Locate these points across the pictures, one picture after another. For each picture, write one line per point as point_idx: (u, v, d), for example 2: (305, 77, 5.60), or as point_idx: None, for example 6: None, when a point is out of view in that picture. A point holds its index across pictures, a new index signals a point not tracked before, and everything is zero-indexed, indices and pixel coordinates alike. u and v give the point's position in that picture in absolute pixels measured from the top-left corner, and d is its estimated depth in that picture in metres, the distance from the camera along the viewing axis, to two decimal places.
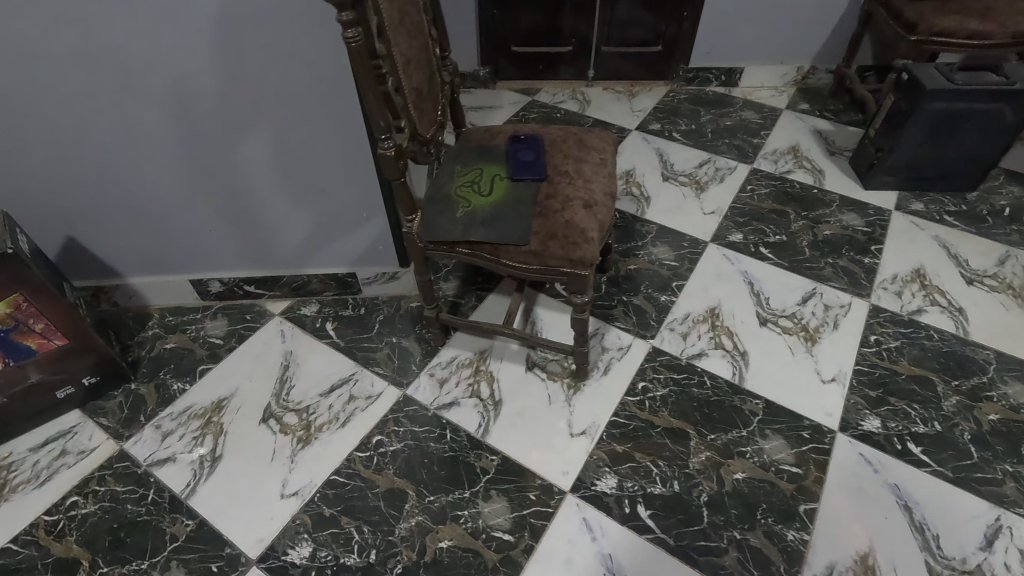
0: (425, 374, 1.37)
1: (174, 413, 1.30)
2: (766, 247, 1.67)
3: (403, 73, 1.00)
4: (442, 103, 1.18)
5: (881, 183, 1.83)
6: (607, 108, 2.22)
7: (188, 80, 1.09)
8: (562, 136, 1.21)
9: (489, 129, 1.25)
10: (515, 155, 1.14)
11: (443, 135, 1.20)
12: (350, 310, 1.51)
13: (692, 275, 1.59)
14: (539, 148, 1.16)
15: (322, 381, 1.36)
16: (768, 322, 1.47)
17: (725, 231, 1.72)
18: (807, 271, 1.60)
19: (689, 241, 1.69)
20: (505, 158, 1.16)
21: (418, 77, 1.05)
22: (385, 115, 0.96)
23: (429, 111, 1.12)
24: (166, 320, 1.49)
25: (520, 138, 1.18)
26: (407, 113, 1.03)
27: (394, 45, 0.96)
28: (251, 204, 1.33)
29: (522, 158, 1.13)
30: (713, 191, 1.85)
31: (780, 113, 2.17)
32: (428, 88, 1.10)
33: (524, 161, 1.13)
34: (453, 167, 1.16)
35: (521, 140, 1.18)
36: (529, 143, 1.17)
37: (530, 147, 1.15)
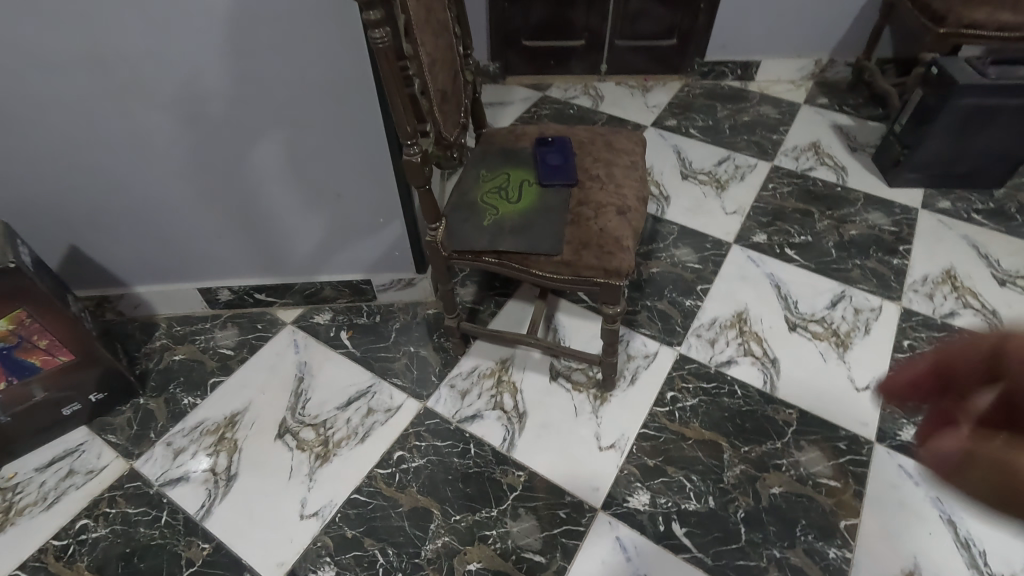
0: (445, 385, 1.32)
1: (185, 429, 1.25)
2: (791, 248, 1.62)
3: (428, 74, 0.94)
4: (465, 104, 1.13)
5: (906, 180, 1.78)
6: (620, 104, 2.16)
7: (199, 82, 1.03)
8: (589, 138, 1.16)
9: (513, 131, 1.20)
10: (543, 159, 1.09)
11: (466, 138, 1.14)
12: (366, 319, 1.46)
13: (716, 278, 1.54)
14: (568, 150, 1.10)
15: (338, 394, 1.31)
16: (797, 327, 1.43)
17: (748, 231, 1.67)
18: (835, 273, 1.55)
19: (712, 242, 1.64)
20: (532, 161, 1.10)
21: (443, 78, 1.00)
22: (411, 119, 0.91)
23: (453, 114, 1.06)
24: (174, 330, 1.44)
25: (548, 139, 1.13)
26: (432, 117, 0.98)
27: (420, 45, 0.91)
28: (263, 210, 1.28)
29: (551, 161, 1.08)
30: (734, 189, 1.80)
31: (798, 108, 2.12)
32: (452, 89, 1.05)
33: (553, 165, 1.07)
34: (478, 172, 1.10)
35: (549, 141, 1.12)
36: (557, 145, 1.11)
37: (559, 150, 1.10)
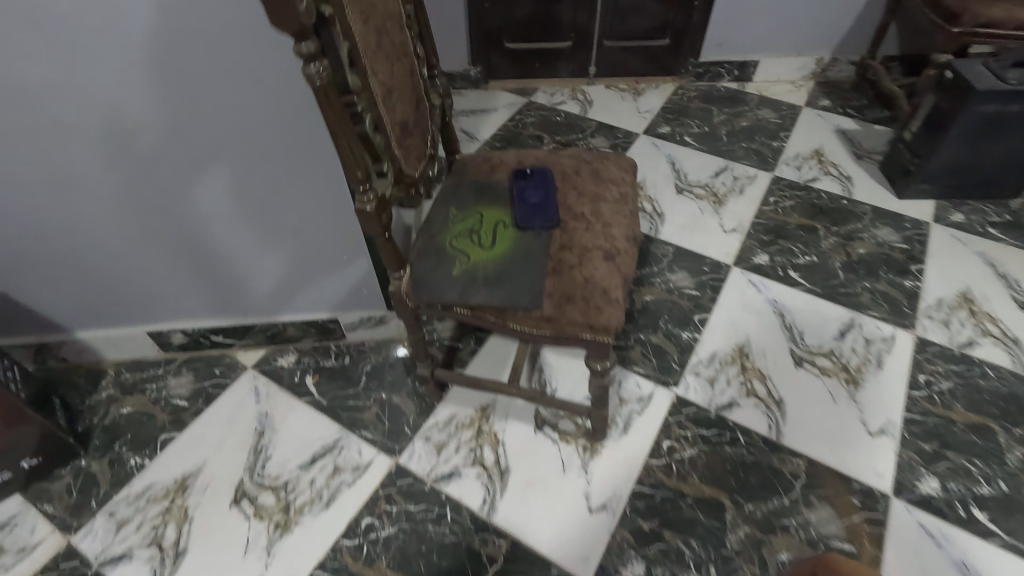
0: (420, 438, 1.20)
1: (130, 497, 1.13)
2: (795, 270, 1.50)
3: (385, 106, 0.80)
4: (432, 132, 0.99)
5: (917, 192, 1.65)
6: (610, 109, 2.02)
7: (121, 117, 0.89)
8: (573, 167, 1.03)
9: (487, 158, 1.06)
10: (521, 196, 0.95)
11: (433, 170, 1.01)
12: (333, 361, 1.34)
13: (715, 306, 1.42)
14: (549, 185, 0.97)
15: (302, 451, 1.19)
16: (804, 362, 1.31)
17: (749, 252, 1.55)
18: (843, 298, 1.43)
19: (709, 265, 1.52)
20: (508, 197, 0.97)
21: (404, 108, 0.86)
22: (362, 162, 0.77)
23: (416, 145, 0.92)
24: (123, 379, 1.31)
25: (525, 171, 0.99)
26: (390, 155, 0.84)
27: (373, 74, 0.76)
28: (212, 251, 1.14)
29: (530, 199, 0.95)
30: (733, 205, 1.67)
31: (799, 111, 1.99)
32: (416, 118, 0.91)
33: (531, 203, 0.94)
34: (448, 210, 0.97)
35: (526, 174, 0.99)
36: (537, 178, 0.98)
37: (538, 185, 0.97)
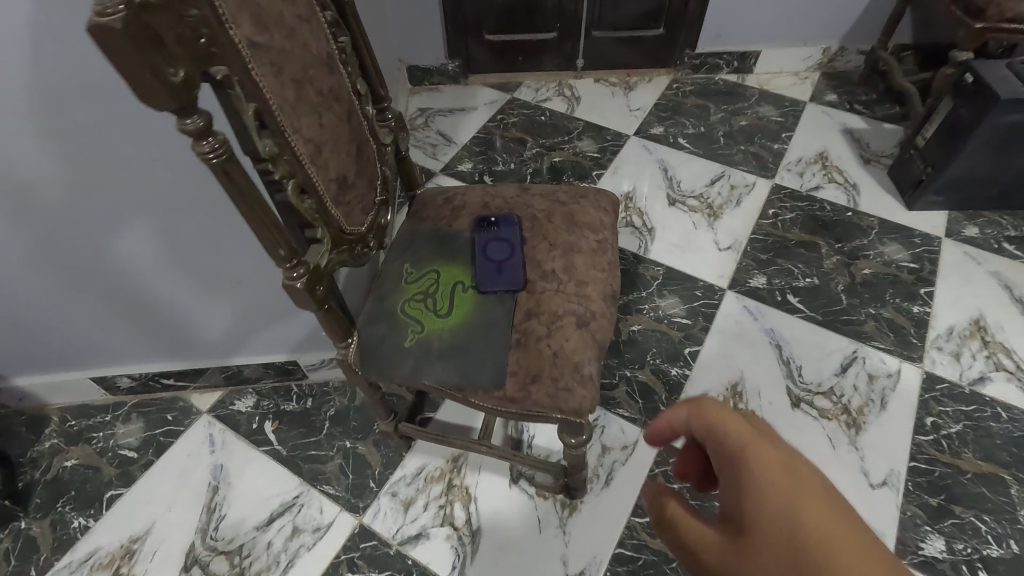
0: (386, 494, 1.12)
1: (73, 564, 1.05)
2: (794, 294, 1.39)
3: (313, 165, 0.68)
4: (382, 176, 0.87)
5: (928, 204, 1.52)
6: (599, 107, 1.87)
7: (15, 172, 0.77)
8: (544, 211, 0.91)
9: (449, 198, 0.94)
10: (483, 251, 0.84)
11: (385, 218, 0.89)
12: (294, 404, 1.24)
13: (707, 337, 1.32)
14: (515, 238, 0.85)
15: (258, 509, 1.11)
16: (802, 403, 1.21)
17: (745, 273, 1.43)
18: (845, 327, 1.32)
19: (702, 289, 1.41)
20: (469, 251, 0.86)
21: (342, 161, 0.74)
22: (286, 236, 0.66)
23: (361, 198, 0.80)
24: (68, 426, 1.22)
25: (489, 219, 0.87)
26: (324, 218, 0.73)
27: (294, 132, 0.64)
28: (148, 301, 1.03)
29: (493, 255, 0.83)
30: (729, 219, 1.55)
31: (803, 108, 1.84)
32: (360, 167, 0.79)
33: (494, 261, 0.83)
34: (400, 266, 0.86)
35: (490, 222, 0.87)
36: (502, 229, 0.86)
37: (504, 238, 0.85)
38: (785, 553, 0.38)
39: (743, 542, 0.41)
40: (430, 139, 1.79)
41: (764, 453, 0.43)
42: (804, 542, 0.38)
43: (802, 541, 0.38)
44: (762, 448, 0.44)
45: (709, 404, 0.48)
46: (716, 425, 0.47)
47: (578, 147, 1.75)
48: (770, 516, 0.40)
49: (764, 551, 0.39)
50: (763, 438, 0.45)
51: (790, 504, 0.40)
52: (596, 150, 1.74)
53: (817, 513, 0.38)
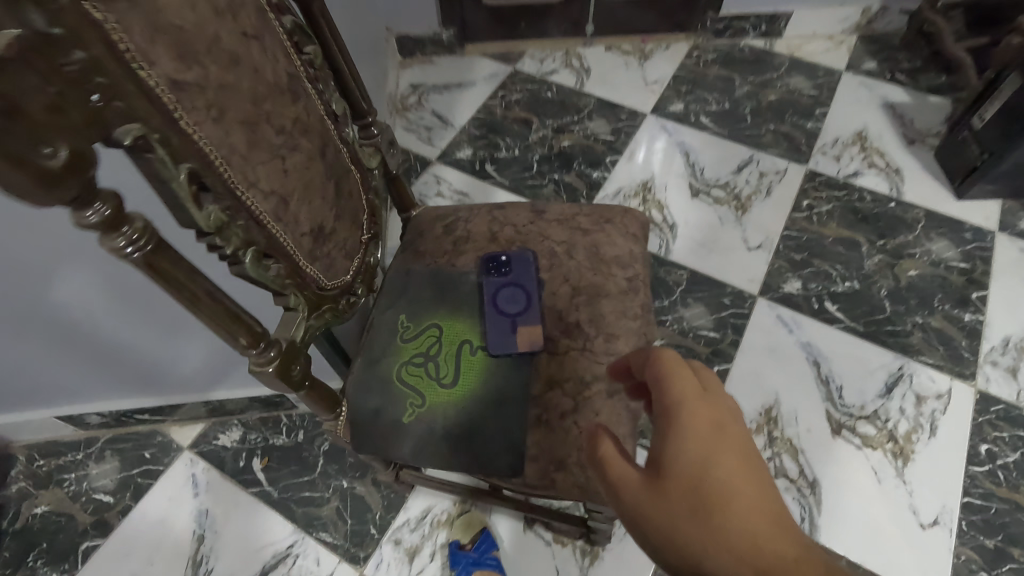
0: (388, 542, 1.03)
1: None
2: (833, 301, 1.25)
3: (278, 222, 0.53)
4: (368, 207, 0.72)
5: (982, 193, 1.37)
6: (612, 80, 1.67)
7: None
8: (564, 243, 0.76)
9: (449, 226, 0.79)
10: (494, 304, 0.70)
11: (373, 256, 0.74)
12: (284, 438, 1.13)
13: (738, 353, 1.20)
14: (531, 284, 0.71)
15: (249, 562, 1.01)
16: (843, 430, 1.10)
17: (777, 277, 1.29)
18: (889, 339, 1.20)
19: (731, 296, 1.27)
20: (477, 300, 0.72)
21: (316, 207, 0.58)
22: (247, 320, 0.52)
23: (344, 244, 0.66)
24: (36, 467, 1.11)
25: (499, 258, 0.73)
26: (297, 282, 0.58)
27: (248, 189, 0.49)
28: (103, 347, 0.90)
29: (506, 308, 0.69)
30: (758, 212, 1.39)
31: (840, 78, 1.64)
32: (341, 207, 0.64)
33: (508, 316, 0.69)
34: (394, 319, 0.72)
35: (500, 263, 0.72)
36: (515, 272, 0.72)
37: (518, 285, 0.71)
38: (691, 492, 0.41)
39: (661, 482, 0.43)
40: (425, 122, 1.60)
41: (706, 411, 0.44)
42: (716, 492, 0.40)
43: (703, 485, 0.41)
44: (705, 402, 0.44)
45: (665, 355, 0.48)
46: (666, 375, 0.47)
47: (589, 128, 1.57)
48: (691, 464, 0.42)
49: (677, 491, 0.42)
50: (708, 395, 0.45)
51: (705, 457, 0.42)
52: (609, 132, 1.56)
53: (728, 466, 0.41)
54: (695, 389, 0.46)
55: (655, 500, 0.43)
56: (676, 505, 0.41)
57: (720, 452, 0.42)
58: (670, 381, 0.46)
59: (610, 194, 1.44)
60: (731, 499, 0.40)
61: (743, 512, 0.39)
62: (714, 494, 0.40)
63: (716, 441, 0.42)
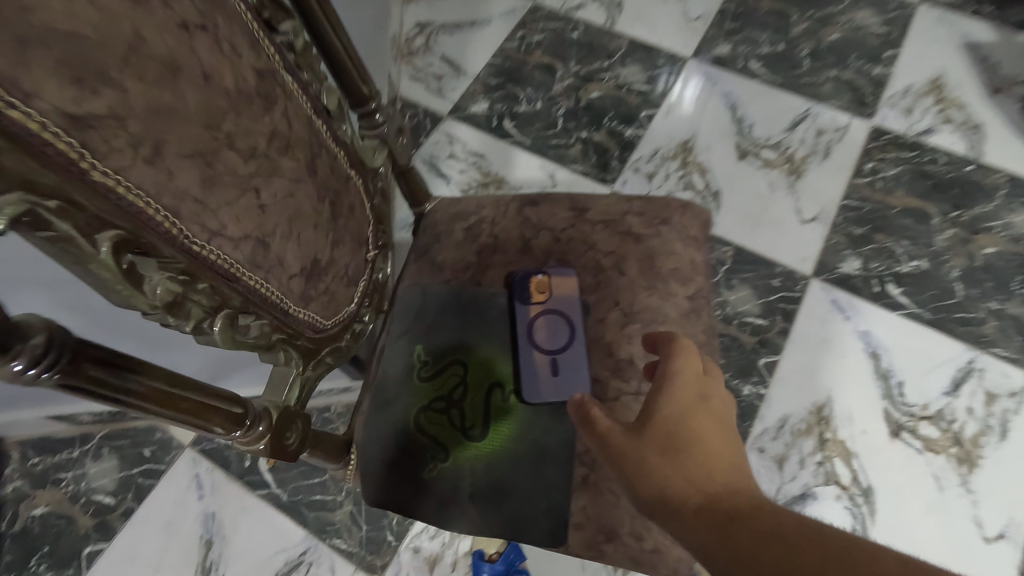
0: (407, 550, 0.97)
1: None
2: (897, 283, 1.11)
3: (257, 272, 0.41)
4: (374, 217, 0.58)
5: None
6: (648, 15, 1.44)
7: None
8: (611, 254, 0.64)
9: (472, 232, 0.66)
10: (531, 338, 0.59)
11: (381, 272, 0.62)
12: None
13: (787, 344, 1.08)
14: (575, 312, 0.60)
15: (260, 570, 0.96)
16: (903, 432, 1.00)
17: (835, 255, 1.14)
18: (960, 328, 1.07)
19: (781, 277, 1.13)
20: (509, 331, 0.60)
21: (308, 240, 0.45)
22: (221, 404, 0.40)
23: (345, 272, 0.53)
24: (31, 465, 1.03)
25: (536, 278, 0.60)
26: (289, 334, 0.47)
27: (210, 241, 0.36)
28: None
29: (546, 345, 0.58)
30: (814, 177, 1.22)
31: (916, 11, 1.40)
32: (339, 230, 0.51)
33: (548, 354, 0.58)
34: (409, 352, 0.61)
35: (537, 285, 0.60)
36: (555, 297, 0.60)
37: (559, 314, 0.59)
38: (668, 431, 0.46)
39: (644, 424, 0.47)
40: (434, 69, 1.40)
41: (703, 389, 0.48)
42: (691, 444, 0.45)
43: (679, 427, 0.46)
44: (703, 382, 0.49)
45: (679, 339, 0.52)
46: (681, 354, 0.50)
47: (622, 75, 1.37)
48: (677, 417, 0.46)
49: (656, 437, 0.46)
50: (710, 380, 0.50)
51: (687, 407, 0.47)
52: (644, 81, 1.36)
53: (705, 417, 0.46)
54: (699, 373, 0.50)
55: (636, 444, 0.46)
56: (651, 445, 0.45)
57: (705, 418, 0.46)
58: (679, 356, 0.50)
59: (645, 156, 1.27)
60: (702, 452, 0.44)
61: (712, 463, 0.44)
62: (689, 443, 0.45)
63: (704, 408, 0.47)
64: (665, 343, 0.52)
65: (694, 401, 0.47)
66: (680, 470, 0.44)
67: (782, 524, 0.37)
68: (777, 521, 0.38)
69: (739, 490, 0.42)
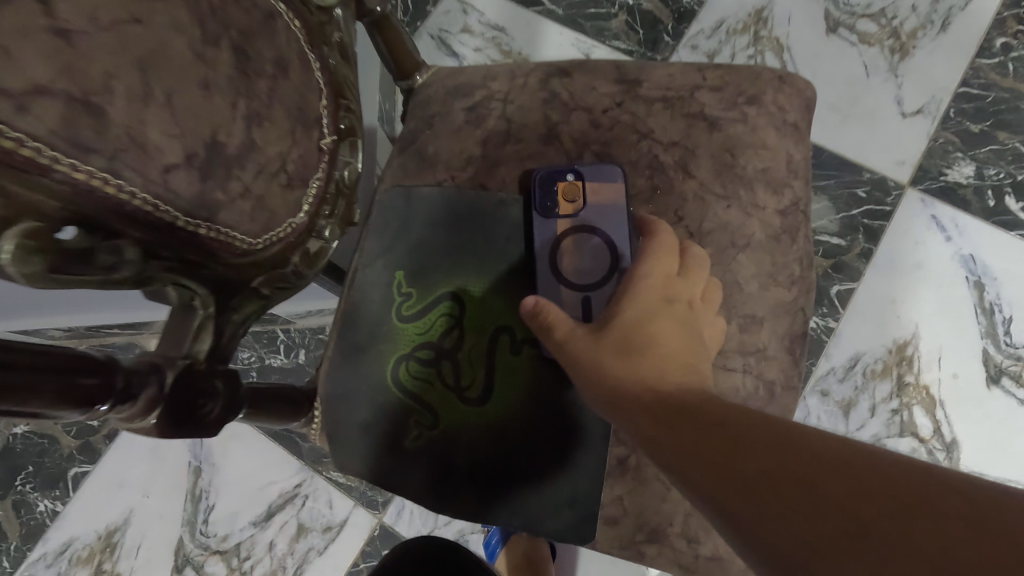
0: None
1: (47, 558, 0.88)
2: (1019, 196, 0.88)
3: (87, 159, 0.24)
4: (328, 86, 0.40)
5: None
6: None
7: None
8: (675, 146, 0.45)
9: (476, 113, 0.47)
10: (554, 268, 0.42)
11: (346, 169, 0.44)
12: (283, 359, 0.91)
13: (868, 268, 0.88)
14: (618, 232, 0.42)
15: (254, 501, 0.89)
16: (1002, 378, 0.83)
17: (943, 158, 0.90)
18: None
19: (871, 186, 0.90)
20: (523, 257, 0.44)
21: (196, 110, 0.28)
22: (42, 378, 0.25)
23: (281, 168, 0.36)
24: None
25: (563, 179, 0.43)
26: (183, 258, 0.31)
27: None
28: None
29: (575, 278, 0.42)
30: (926, 58, 0.93)
31: None
32: (262, 99, 0.33)
33: (578, 292, 0.42)
34: (385, 281, 0.44)
35: (565, 191, 0.43)
36: (590, 210, 0.43)
37: (595, 235, 0.43)
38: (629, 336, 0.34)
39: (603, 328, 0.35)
40: None
41: (677, 286, 0.37)
42: (657, 340, 0.33)
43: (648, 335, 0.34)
44: (677, 281, 0.38)
45: (659, 223, 0.40)
46: (658, 247, 0.38)
47: None
48: (646, 321, 0.34)
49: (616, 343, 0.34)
50: (687, 280, 0.38)
51: (654, 307, 0.35)
52: None
53: (673, 327, 0.34)
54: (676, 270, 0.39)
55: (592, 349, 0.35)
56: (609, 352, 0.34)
57: (676, 316, 0.35)
58: (656, 249, 0.38)
59: (706, 29, 0.97)
60: (669, 353, 0.33)
61: (679, 364, 0.33)
62: (656, 342, 0.33)
63: (676, 306, 0.36)
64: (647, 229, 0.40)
65: (665, 297, 0.36)
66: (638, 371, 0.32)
67: (745, 424, 0.27)
68: (738, 420, 0.28)
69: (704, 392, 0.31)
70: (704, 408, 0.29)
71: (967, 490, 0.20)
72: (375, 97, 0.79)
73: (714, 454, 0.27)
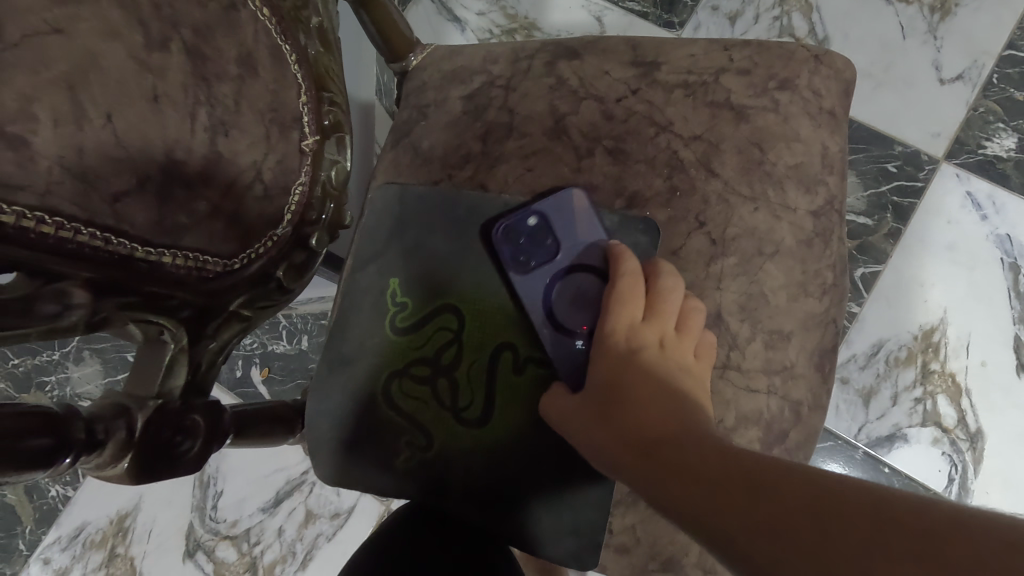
0: None
1: (61, 542, 0.86)
2: None
3: (14, 198, 0.21)
4: (308, 79, 0.35)
5: None
6: None
7: None
8: (698, 139, 0.40)
9: (475, 103, 0.43)
10: (548, 312, 0.39)
11: (333, 169, 0.39)
12: (286, 346, 0.87)
13: (896, 251, 0.82)
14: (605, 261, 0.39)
15: (262, 487, 0.88)
16: None
17: (984, 130, 0.83)
18: None
19: (906, 161, 0.84)
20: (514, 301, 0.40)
21: (145, 128, 0.24)
22: None
23: (256, 178, 0.32)
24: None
25: (525, 223, 0.39)
26: (146, 290, 0.28)
27: None
28: None
29: (574, 318, 0.38)
30: (970, 17, 0.84)
31: None
32: (228, 104, 0.29)
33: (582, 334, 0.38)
34: (379, 288, 0.41)
35: (533, 236, 0.39)
36: (570, 245, 0.39)
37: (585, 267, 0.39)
38: (610, 393, 0.33)
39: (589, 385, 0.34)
40: None
41: (642, 332, 0.35)
42: (635, 397, 0.32)
43: (627, 389, 0.32)
44: (642, 325, 0.35)
45: (623, 251, 0.37)
46: (617, 294, 0.36)
47: None
48: (626, 372, 0.33)
49: (602, 400, 0.33)
50: (655, 319, 0.35)
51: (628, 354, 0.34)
52: None
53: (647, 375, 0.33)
54: (641, 311, 0.36)
55: (583, 409, 0.34)
56: (597, 411, 0.33)
57: (645, 370, 0.33)
58: (621, 293, 0.36)
59: None
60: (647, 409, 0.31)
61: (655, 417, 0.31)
62: (635, 399, 0.32)
63: (641, 356, 0.34)
64: (615, 262, 0.37)
65: (626, 348, 0.34)
66: (626, 427, 0.31)
67: (719, 469, 0.26)
68: (711, 465, 0.27)
69: (690, 426, 0.30)
70: (683, 448, 0.28)
71: (921, 518, 0.19)
72: (371, 70, 0.73)
73: (693, 507, 0.26)
